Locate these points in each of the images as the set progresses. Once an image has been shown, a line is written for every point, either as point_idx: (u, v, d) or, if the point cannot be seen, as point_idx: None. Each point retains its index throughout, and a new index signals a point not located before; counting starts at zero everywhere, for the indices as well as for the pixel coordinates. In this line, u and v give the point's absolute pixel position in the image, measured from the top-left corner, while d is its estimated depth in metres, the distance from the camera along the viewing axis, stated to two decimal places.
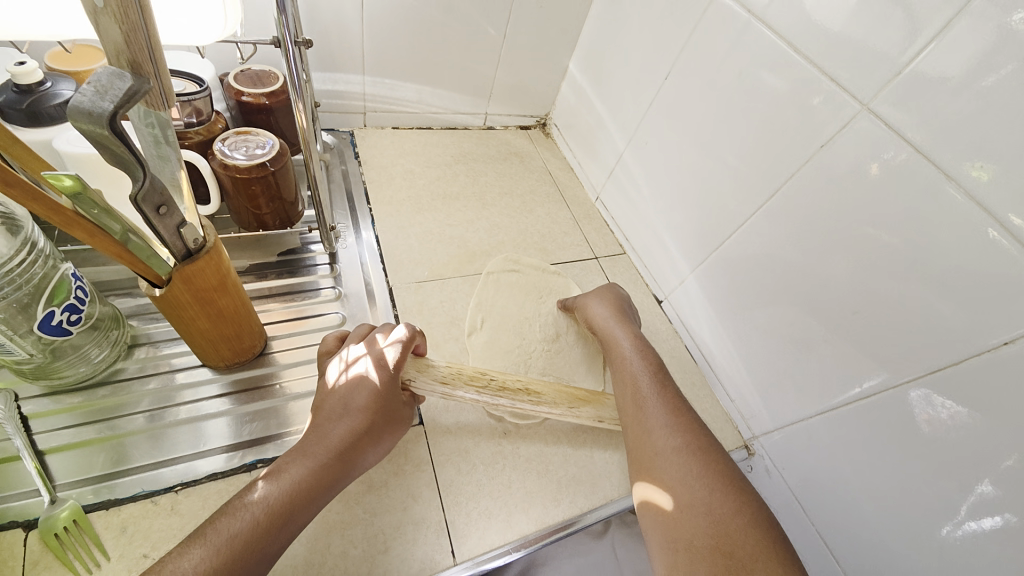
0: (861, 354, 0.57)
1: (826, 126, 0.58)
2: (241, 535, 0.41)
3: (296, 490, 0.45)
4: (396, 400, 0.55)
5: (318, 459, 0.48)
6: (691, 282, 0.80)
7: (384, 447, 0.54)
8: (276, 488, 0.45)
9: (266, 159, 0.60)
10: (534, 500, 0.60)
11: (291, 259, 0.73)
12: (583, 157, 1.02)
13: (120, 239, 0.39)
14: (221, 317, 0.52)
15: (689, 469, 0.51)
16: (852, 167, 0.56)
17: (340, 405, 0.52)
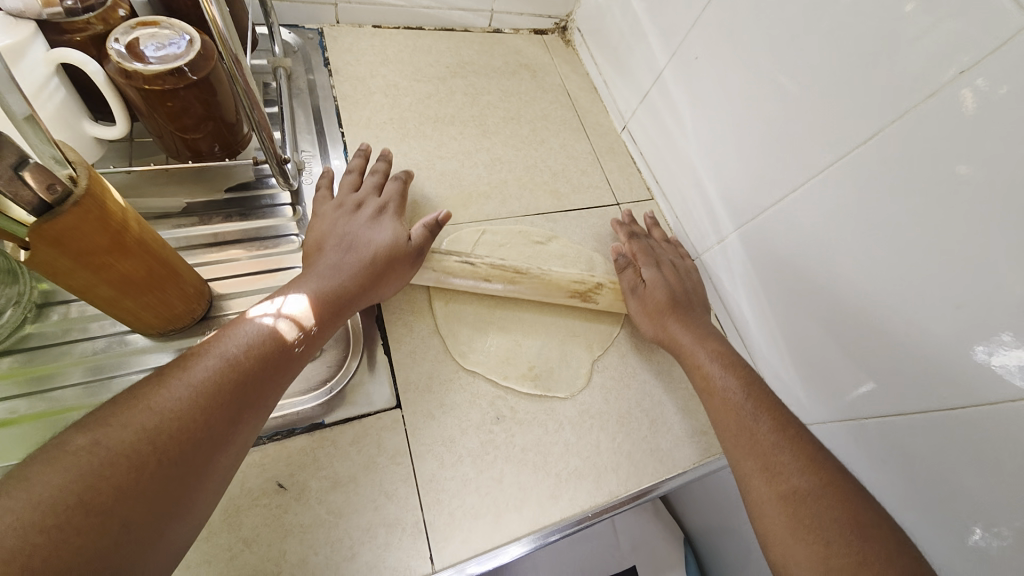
0: (931, 328, 0.45)
1: (939, 41, 0.41)
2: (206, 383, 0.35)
3: (211, 389, 0.35)
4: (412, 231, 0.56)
5: (330, 278, 0.48)
6: (732, 242, 0.66)
7: (404, 277, 0.55)
8: (190, 381, 0.35)
9: (184, 63, 0.44)
10: (529, 498, 0.51)
11: (244, 196, 0.60)
12: (610, 74, 0.83)
13: None
14: (131, 282, 0.40)
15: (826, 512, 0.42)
16: (959, 105, 0.40)
17: (344, 245, 0.51)
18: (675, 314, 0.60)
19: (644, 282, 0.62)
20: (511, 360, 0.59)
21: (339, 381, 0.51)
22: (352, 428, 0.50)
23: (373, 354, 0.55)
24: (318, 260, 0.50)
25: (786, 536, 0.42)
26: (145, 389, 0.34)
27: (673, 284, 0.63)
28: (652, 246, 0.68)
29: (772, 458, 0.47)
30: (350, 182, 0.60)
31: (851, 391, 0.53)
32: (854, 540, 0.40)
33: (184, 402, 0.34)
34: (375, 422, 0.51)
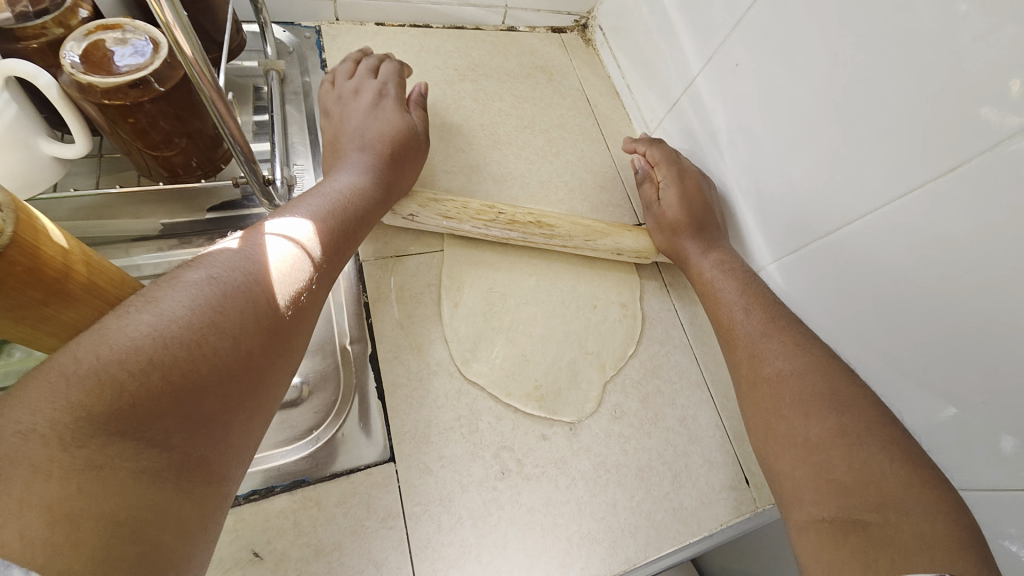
0: (923, 286, 0.42)
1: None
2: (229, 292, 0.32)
3: (258, 274, 0.35)
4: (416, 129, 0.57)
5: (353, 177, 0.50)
6: (771, 273, 0.59)
7: (416, 167, 0.57)
8: (228, 267, 0.34)
9: (149, 73, 0.39)
10: (536, 568, 0.45)
11: (229, 216, 0.54)
12: (635, 79, 0.75)
13: None
14: (82, 329, 0.35)
15: (810, 389, 0.42)
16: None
17: (360, 141, 0.54)
18: (689, 228, 0.59)
19: (659, 200, 0.62)
20: (515, 375, 0.54)
21: (328, 428, 0.47)
22: (338, 486, 0.44)
23: (366, 398, 0.49)
24: (343, 163, 0.52)
25: (771, 418, 0.43)
26: (191, 270, 0.33)
27: (692, 192, 0.61)
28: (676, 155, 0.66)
29: (762, 348, 0.48)
30: (347, 68, 0.61)
31: None
32: (830, 415, 0.40)
33: (237, 286, 0.33)
34: (365, 479, 0.45)
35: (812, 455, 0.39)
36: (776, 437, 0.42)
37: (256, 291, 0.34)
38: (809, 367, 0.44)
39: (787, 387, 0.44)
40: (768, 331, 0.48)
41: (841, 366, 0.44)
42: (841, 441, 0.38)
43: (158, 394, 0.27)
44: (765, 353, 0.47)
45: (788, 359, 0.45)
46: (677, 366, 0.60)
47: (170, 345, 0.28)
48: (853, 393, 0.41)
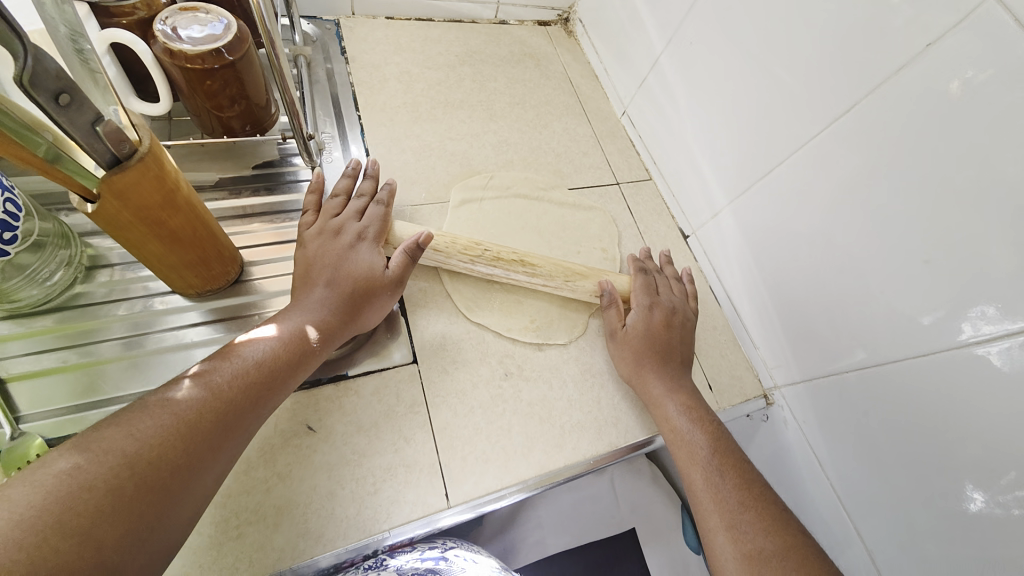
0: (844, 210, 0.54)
1: (927, 26, 0.44)
2: (186, 413, 0.37)
3: (195, 411, 0.37)
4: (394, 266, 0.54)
5: (315, 310, 0.49)
6: (726, 216, 0.70)
7: (387, 306, 0.54)
8: (185, 395, 0.38)
9: (222, 44, 0.49)
10: (535, 446, 0.55)
11: (270, 172, 0.64)
12: (611, 64, 0.87)
13: (43, 154, 0.33)
14: (178, 240, 0.44)
15: (746, 515, 0.47)
16: (927, 78, 0.45)
17: (325, 274, 0.51)
18: (650, 362, 0.58)
19: (625, 326, 0.61)
20: (513, 313, 0.64)
21: (361, 338, 0.56)
22: (373, 380, 0.54)
23: (392, 315, 0.59)
24: (302, 295, 0.50)
25: (715, 518, 0.48)
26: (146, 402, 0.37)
27: (661, 329, 0.61)
28: (656, 285, 0.66)
29: (704, 460, 0.51)
30: (336, 206, 0.59)
31: (834, 347, 0.58)
32: (756, 535, 0.46)
33: (189, 417, 0.37)
34: (395, 375, 0.55)
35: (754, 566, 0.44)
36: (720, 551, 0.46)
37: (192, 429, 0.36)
38: (737, 489, 0.49)
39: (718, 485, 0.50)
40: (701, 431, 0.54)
41: (760, 484, 0.50)
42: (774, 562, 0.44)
43: (108, 506, 0.30)
44: (706, 468, 0.51)
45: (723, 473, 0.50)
46: None
47: (102, 483, 0.31)
48: (779, 518, 0.47)
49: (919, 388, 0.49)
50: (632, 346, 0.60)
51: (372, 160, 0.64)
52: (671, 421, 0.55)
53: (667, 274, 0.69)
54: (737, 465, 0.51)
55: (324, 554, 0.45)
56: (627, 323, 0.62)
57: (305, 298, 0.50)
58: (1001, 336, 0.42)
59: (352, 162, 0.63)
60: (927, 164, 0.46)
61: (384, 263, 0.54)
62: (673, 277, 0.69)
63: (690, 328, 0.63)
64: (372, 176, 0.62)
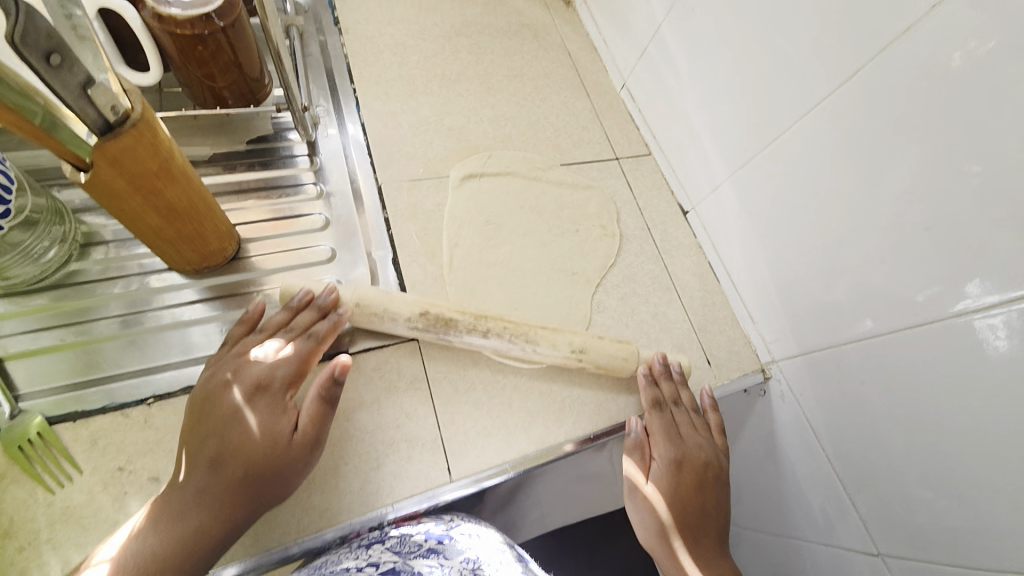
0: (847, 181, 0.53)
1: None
2: (206, 502, 0.40)
3: (210, 498, 0.40)
4: (307, 429, 0.44)
5: (213, 491, 0.40)
6: (726, 189, 0.70)
7: (307, 468, 0.45)
8: (207, 478, 0.41)
9: (212, 9, 0.47)
10: (536, 421, 0.56)
11: (264, 147, 0.63)
12: (611, 35, 0.85)
13: (39, 122, 0.31)
14: (175, 213, 0.44)
15: None
16: (933, 40, 0.44)
17: (211, 450, 0.42)
18: (679, 538, 0.54)
19: (647, 484, 0.56)
20: None
21: None
22: (374, 356, 0.54)
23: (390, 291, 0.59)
24: (189, 471, 0.41)
25: None
26: (177, 484, 0.41)
27: (688, 487, 0.56)
28: (678, 424, 0.58)
29: None
30: (258, 342, 0.49)
31: (831, 321, 0.58)
32: None
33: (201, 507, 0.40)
34: (395, 351, 0.55)
35: None
36: None
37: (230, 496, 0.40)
38: None
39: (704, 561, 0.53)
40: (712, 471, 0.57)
41: None
42: None
43: None
44: None
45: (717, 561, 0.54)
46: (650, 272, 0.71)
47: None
48: None
49: (914, 360, 0.50)
50: (659, 509, 0.55)
51: (331, 286, 0.53)
52: None
53: (687, 400, 0.60)
54: None
55: (329, 527, 0.46)
56: (651, 483, 0.56)
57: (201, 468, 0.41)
58: (996, 306, 0.43)
59: (302, 291, 0.52)
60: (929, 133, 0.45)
61: (290, 422, 0.44)
62: (694, 401, 0.60)
63: (725, 482, 0.58)
64: (324, 307, 0.52)
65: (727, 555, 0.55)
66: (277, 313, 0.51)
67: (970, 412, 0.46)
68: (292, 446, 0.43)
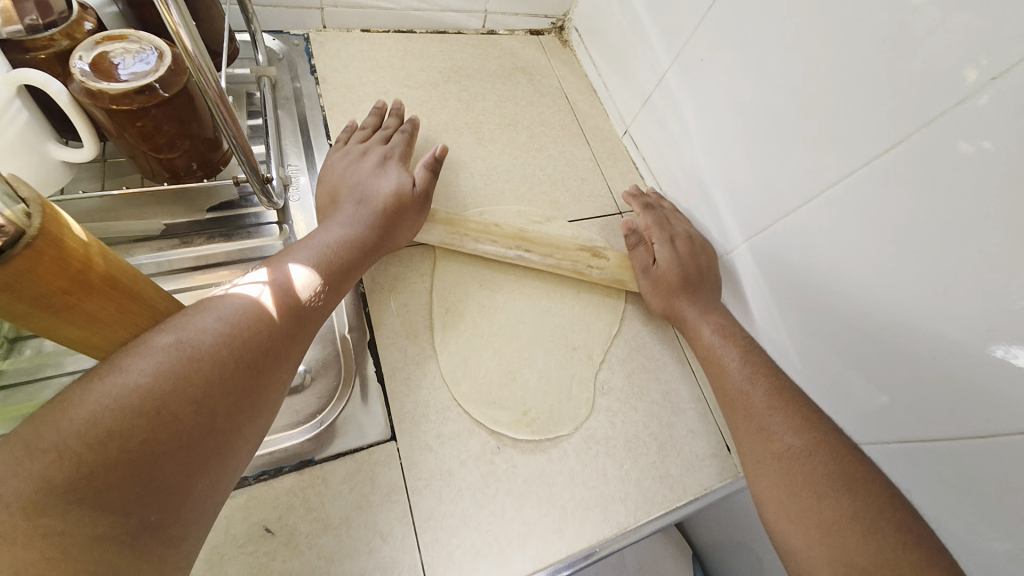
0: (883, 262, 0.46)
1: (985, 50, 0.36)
2: (154, 383, 0.31)
3: (168, 376, 0.32)
4: (402, 199, 0.55)
5: (225, 333, 0.36)
6: (743, 253, 0.63)
7: (413, 228, 0.57)
8: (171, 347, 0.34)
9: (154, 80, 0.41)
10: (533, 535, 0.48)
11: (228, 215, 0.56)
12: (611, 77, 0.79)
13: None
14: (98, 320, 0.37)
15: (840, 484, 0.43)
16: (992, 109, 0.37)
17: (320, 235, 0.49)
18: (688, 295, 0.60)
19: (655, 262, 0.63)
20: (504, 402, 0.55)
21: (330, 414, 0.49)
22: (344, 464, 0.47)
23: (366, 381, 0.52)
24: (211, 302, 0.38)
25: (801, 523, 0.42)
26: (102, 375, 0.31)
27: (688, 258, 0.62)
28: (668, 217, 0.67)
29: (768, 420, 0.49)
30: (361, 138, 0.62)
31: (871, 414, 0.50)
32: (845, 496, 0.42)
33: (155, 389, 0.31)
34: (369, 457, 0.48)
35: (832, 527, 0.41)
36: (782, 514, 0.44)
37: (201, 389, 0.33)
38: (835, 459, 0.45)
39: (813, 511, 0.42)
40: (771, 407, 0.50)
41: (849, 446, 0.46)
42: (855, 523, 0.40)
43: (93, 492, 0.27)
44: (775, 429, 0.48)
45: (833, 501, 0.42)
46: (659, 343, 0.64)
47: (61, 483, 0.27)
48: (876, 486, 0.43)
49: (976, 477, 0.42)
50: (671, 271, 0.61)
51: (399, 103, 0.66)
52: (733, 377, 0.53)
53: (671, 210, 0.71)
54: (819, 429, 0.47)
55: None
56: (657, 259, 0.63)
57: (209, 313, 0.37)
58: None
59: (377, 104, 0.66)
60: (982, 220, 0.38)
61: (310, 293, 0.44)
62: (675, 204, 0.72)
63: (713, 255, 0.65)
64: (397, 115, 0.65)
65: (785, 385, 0.52)
66: (367, 117, 0.64)
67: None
68: (343, 257, 0.49)
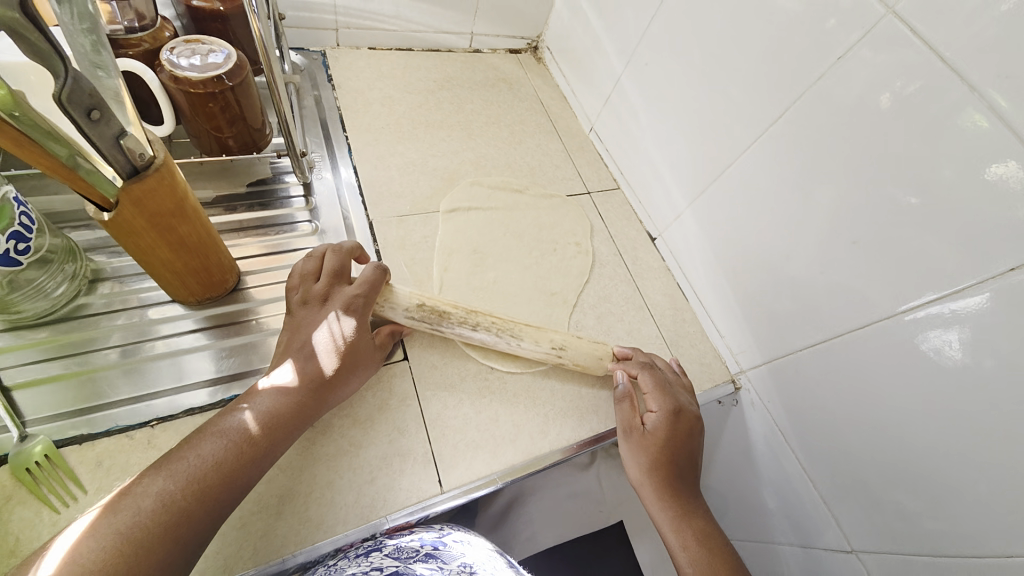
0: (794, 201, 0.61)
1: (840, 41, 0.53)
2: (150, 521, 0.36)
3: (155, 519, 0.36)
4: (354, 356, 0.51)
5: (209, 469, 0.40)
6: (686, 217, 0.77)
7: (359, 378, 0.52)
8: (183, 477, 0.39)
9: (222, 72, 0.53)
10: (521, 433, 0.59)
11: (262, 190, 0.68)
12: (578, 85, 0.95)
13: (64, 161, 0.35)
14: (184, 246, 0.48)
15: None
16: (848, 79, 0.53)
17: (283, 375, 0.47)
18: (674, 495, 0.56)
19: (645, 426, 0.58)
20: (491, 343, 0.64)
21: None
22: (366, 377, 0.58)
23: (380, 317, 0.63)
24: (204, 434, 0.42)
25: None
26: (119, 500, 0.37)
27: (681, 429, 0.58)
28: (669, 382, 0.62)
29: None
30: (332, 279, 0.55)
31: (790, 330, 0.64)
32: None
33: (133, 536, 0.35)
34: (388, 372, 0.59)
35: None
36: None
37: (181, 521, 0.37)
38: None
39: None
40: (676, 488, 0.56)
41: None
42: None
43: None
44: None
45: None
46: (625, 293, 0.76)
47: None
48: None
49: (860, 355, 0.56)
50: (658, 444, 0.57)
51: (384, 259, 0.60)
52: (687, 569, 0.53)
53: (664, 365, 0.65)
54: None
55: (325, 541, 0.47)
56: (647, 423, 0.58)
57: (210, 438, 0.42)
58: (933, 302, 0.49)
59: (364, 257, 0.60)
60: (856, 160, 0.53)
61: (281, 416, 0.45)
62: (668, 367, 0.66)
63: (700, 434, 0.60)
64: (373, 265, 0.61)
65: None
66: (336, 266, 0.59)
67: (919, 401, 0.51)
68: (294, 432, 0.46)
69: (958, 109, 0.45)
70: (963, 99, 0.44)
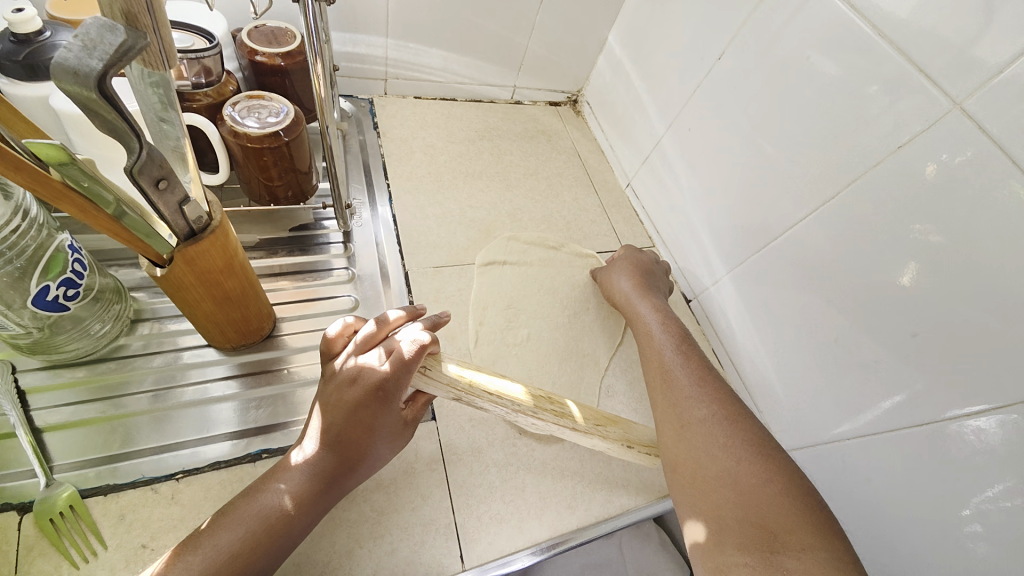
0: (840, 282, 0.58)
1: (897, 128, 0.51)
2: None
3: None
4: (372, 405, 0.46)
5: (236, 549, 0.39)
6: (725, 283, 0.75)
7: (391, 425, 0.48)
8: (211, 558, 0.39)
9: (280, 128, 0.55)
10: (548, 507, 0.56)
11: (303, 235, 0.69)
12: (617, 141, 0.95)
13: (112, 211, 0.35)
14: (227, 298, 0.48)
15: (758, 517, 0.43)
16: (902, 168, 0.51)
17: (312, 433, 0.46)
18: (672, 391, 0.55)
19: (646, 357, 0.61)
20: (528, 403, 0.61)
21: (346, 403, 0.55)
22: None
23: None
24: (237, 509, 0.42)
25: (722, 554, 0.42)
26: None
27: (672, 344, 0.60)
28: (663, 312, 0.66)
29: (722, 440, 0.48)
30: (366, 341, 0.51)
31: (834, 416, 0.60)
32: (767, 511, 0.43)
33: None
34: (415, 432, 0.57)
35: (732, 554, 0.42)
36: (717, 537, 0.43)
37: None
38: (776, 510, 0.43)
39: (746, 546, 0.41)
40: (723, 421, 0.50)
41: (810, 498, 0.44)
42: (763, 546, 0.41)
43: None
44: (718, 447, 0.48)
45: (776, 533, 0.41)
46: None
47: None
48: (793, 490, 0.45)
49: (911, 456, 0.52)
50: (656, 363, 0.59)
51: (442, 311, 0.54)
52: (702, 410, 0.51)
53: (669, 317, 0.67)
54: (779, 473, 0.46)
55: None
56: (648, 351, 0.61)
57: (241, 515, 0.41)
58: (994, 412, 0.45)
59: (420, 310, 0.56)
60: (908, 245, 0.51)
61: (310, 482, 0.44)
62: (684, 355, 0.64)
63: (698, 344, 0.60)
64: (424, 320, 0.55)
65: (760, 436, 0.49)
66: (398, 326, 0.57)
67: (972, 509, 0.46)
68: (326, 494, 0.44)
69: (997, 181, 0.44)
70: (1004, 173, 0.43)
